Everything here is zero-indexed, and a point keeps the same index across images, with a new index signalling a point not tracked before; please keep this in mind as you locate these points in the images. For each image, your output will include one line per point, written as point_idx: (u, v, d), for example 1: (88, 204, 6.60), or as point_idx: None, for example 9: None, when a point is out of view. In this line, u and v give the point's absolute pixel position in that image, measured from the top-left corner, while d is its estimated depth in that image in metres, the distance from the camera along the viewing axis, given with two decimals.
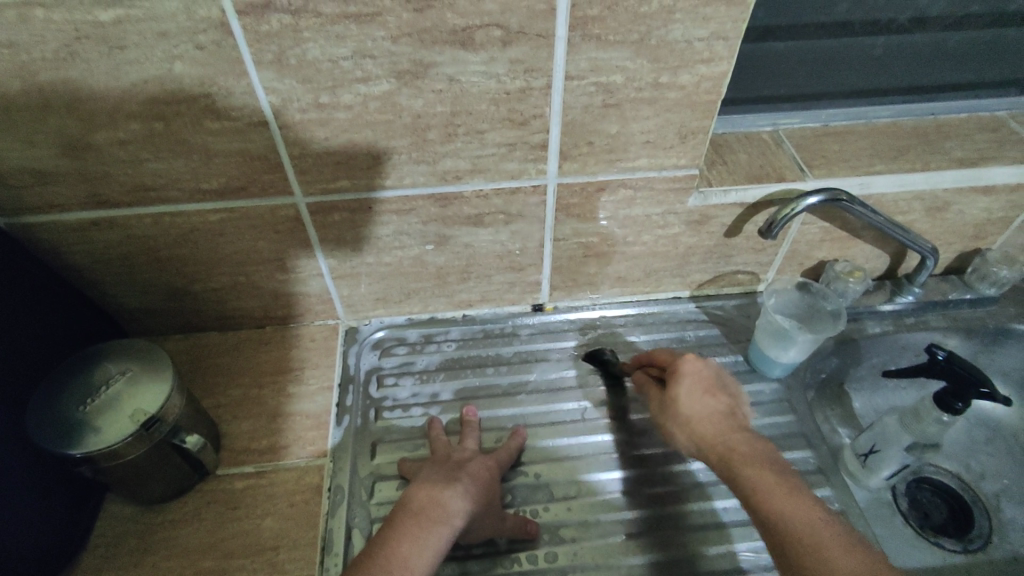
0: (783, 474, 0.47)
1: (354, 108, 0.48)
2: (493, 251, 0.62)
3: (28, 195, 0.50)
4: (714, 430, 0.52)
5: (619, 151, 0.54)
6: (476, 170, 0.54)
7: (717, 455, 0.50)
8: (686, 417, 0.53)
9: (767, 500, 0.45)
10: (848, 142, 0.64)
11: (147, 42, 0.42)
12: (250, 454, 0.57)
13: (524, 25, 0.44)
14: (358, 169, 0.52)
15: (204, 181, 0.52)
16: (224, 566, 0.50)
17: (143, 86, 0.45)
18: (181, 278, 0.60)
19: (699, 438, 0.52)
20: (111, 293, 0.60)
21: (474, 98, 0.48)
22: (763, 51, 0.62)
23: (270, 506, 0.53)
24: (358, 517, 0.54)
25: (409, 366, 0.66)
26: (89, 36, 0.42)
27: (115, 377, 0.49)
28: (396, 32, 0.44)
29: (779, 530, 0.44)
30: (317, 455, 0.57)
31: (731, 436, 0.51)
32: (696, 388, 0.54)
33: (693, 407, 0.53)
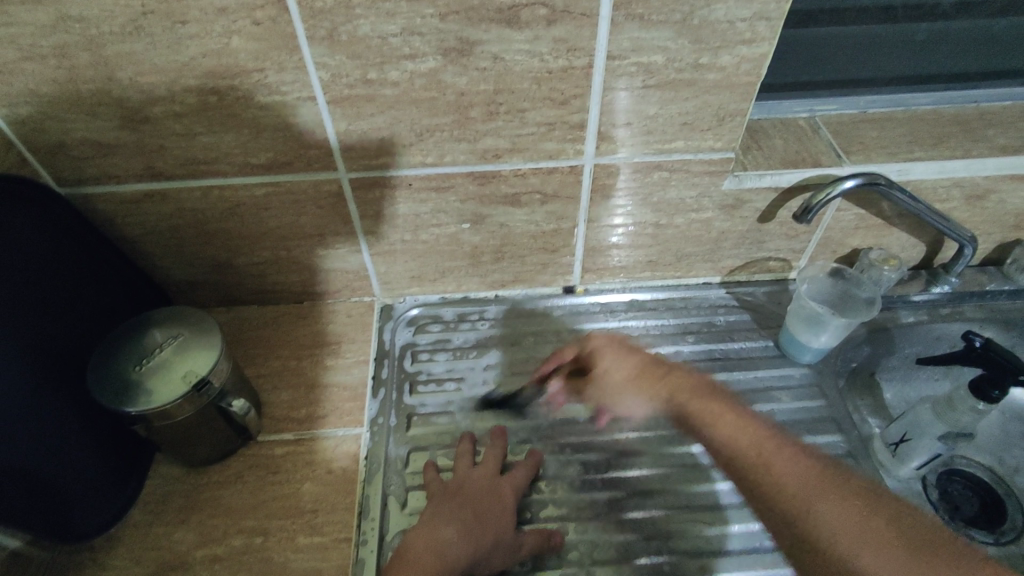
0: (721, 399, 0.51)
1: (400, 84, 0.49)
2: (528, 231, 0.63)
3: (88, 166, 0.53)
4: (651, 385, 0.54)
5: (658, 132, 0.54)
6: (515, 149, 0.55)
7: (661, 401, 0.54)
8: (622, 385, 0.55)
9: (714, 430, 0.49)
10: (886, 129, 0.64)
11: (208, 17, 0.44)
12: (289, 422, 0.59)
13: (569, 4, 0.45)
14: (400, 145, 0.54)
15: (253, 155, 0.54)
16: (264, 527, 0.52)
17: (202, 61, 0.47)
18: (226, 252, 0.62)
19: (643, 394, 0.55)
20: (160, 264, 0.62)
21: (517, 77, 0.49)
22: (798, 37, 0.63)
23: (309, 472, 0.55)
24: (393, 485, 0.56)
25: (444, 343, 0.67)
26: (154, 11, 0.44)
27: (167, 341, 0.51)
28: (444, 10, 0.45)
29: (729, 455, 0.48)
30: (353, 425, 0.59)
31: (666, 385, 0.54)
32: (611, 357, 0.56)
33: (624, 372, 0.55)
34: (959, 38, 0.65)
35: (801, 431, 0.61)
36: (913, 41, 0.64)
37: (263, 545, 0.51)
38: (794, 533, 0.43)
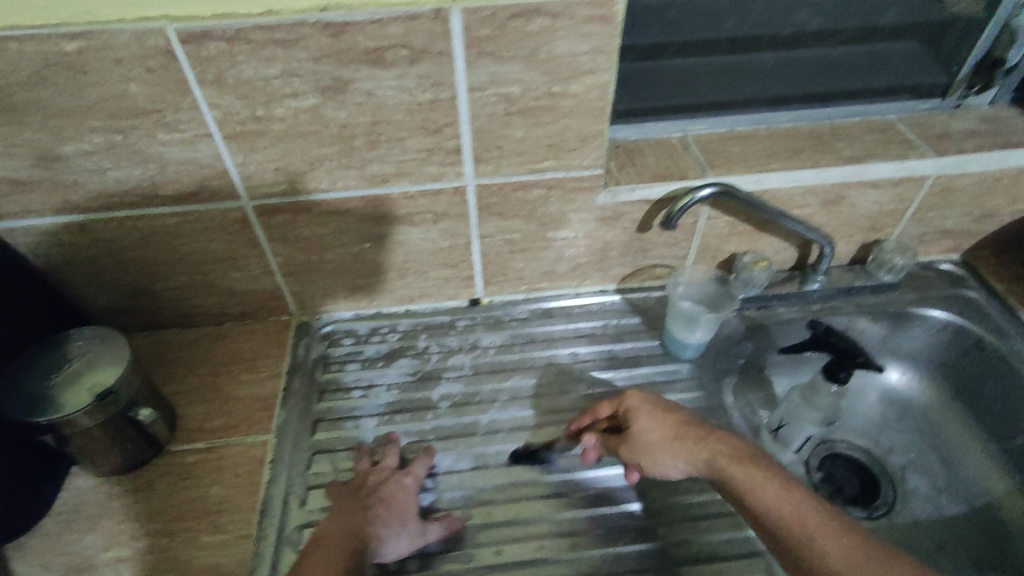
0: (764, 466, 0.54)
1: (287, 119, 0.55)
2: (427, 248, 0.69)
3: (6, 203, 0.58)
4: (688, 449, 0.56)
5: (527, 153, 0.61)
6: (401, 173, 0.61)
7: (701, 463, 0.55)
8: (657, 445, 0.57)
9: (755, 498, 0.51)
10: (748, 145, 0.71)
11: (105, 67, 0.50)
12: (202, 432, 0.64)
13: (426, 45, 0.52)
14: (295, 174, 0.60)
15: (161, 188, 0.59)
16: (171, 529, 0.56)
17: (103, 104, 0.52)
18: (145, 278, 0.67)
19: (678, 454, 0.56)
20: (83, 293, 0.67)
21: (391, 109, 0.56)
22: (658, 68, 0.71)
23: (217, 476, 0.60)
24: (295, 485, 0.60)
25: (356, 354, 0.72)
26: (55, 63, 0.49)
27: (80, 357, 0.55)
28: (317, 54, 0.51)
29: (776, 527, 0.50)
30: (261, 432, 0.64)
31: (704, 448, 0.56)
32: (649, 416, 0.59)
33: (660, 432, 0.58)
34: (807, 65, 0.73)
35: None
36: (765, 68, 0.72)
37: (173, 545, 0.55)
38: None
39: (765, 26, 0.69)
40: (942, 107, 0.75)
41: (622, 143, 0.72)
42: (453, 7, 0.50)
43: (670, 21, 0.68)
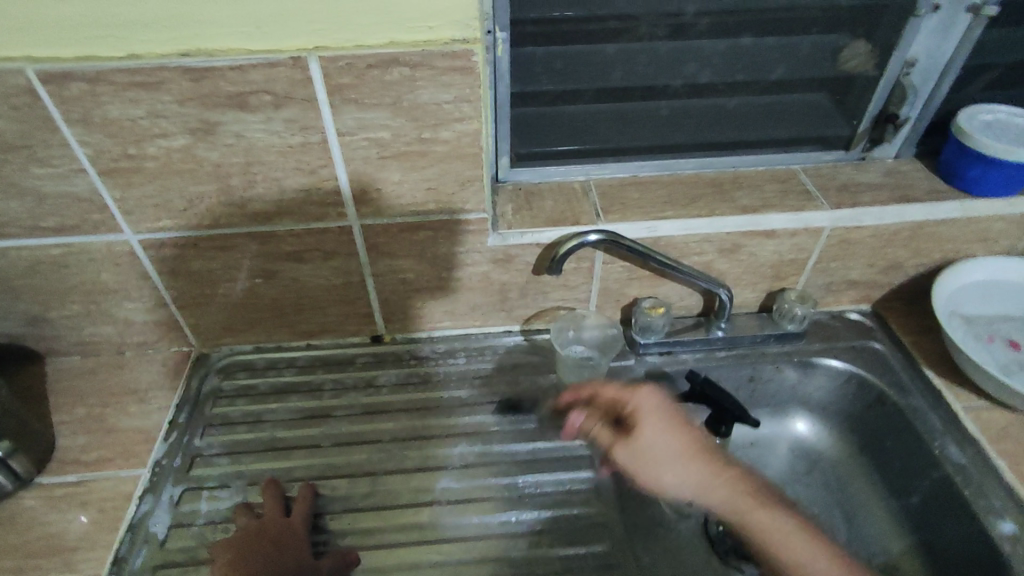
0: (772, 506, 0.64)
1: (159, 157, 0.56)
2: (320, 285, 0.69)
3: None
4: (710, 478, 0.65)
5: (408, 196, 0.62)
6: (282, 212, 0.62)
7: (723, 498, 0.65)
8: (655, 458, 0.65)
9: (755, 522, 0.62)
10: (648, 191, 0.72)
11: None
12: (76, 464, 0.64)
13: (289, 91, 0.53)
14: (176, 210, 0.60)
15: (41, 220, 0.60)
16: (22, 566, 0.57)
17: None
18: (37, 306, 0.67)
19: (681, 470, 0.65)
20: None
21: (262, 151, 0.56)
22: (555, 115, 0.73)
23: (80, 511, 0.61)
24: (158, 523, 0.60)
25: (249, 388, 0.72)
26: None
27: None
28: (180, 96, 0.52)
29: (769, 550, 0.61)
30: (135, 467, 0.64)
31: (722, 484, 0.65)
32: (665, 431, 0.65)
33: (657, 440, 0.65)
34: (701, 115, 0.74)
35: (557, 466, 0.66)
36: (659, 116, 0.74)
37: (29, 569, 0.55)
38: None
39: (655, 78, 0.71)
40: (848, 157, 0.77)
41: (524, 185, 0.73)
42: (310, 55, 0.51)
43: (559, 70, 0.69)
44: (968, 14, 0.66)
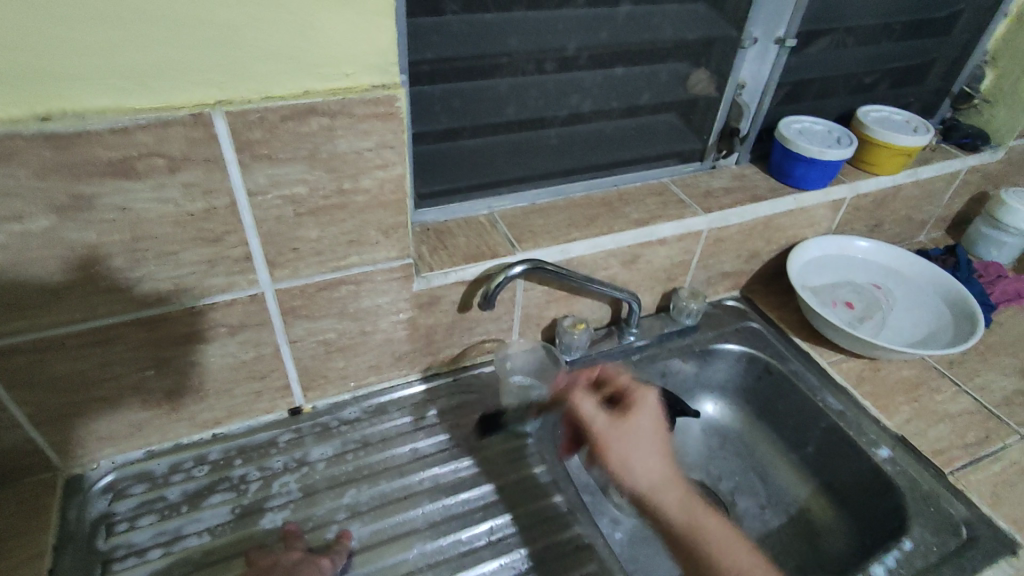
0: (715, 517, 0.84)
1: (14, 246, 0.67)
2: (228, 360, 0.89)
3: None
4: (672, 491, 0.85)
5: (325, 253, 0.84)
6: (178, 289, 0.79)
7: (654, 487, 0.85)
8: (643, 467, 0.87)
9: (680, 533, 0.81)
10: (552, 216, 1.06)
11: None
12: None
13: (184, 154, 0.69)
14: (29, 304, 0.72)
15: None
16: None
17: None
18: None
19: (660, 472, 0.87)
20: None
21: (146, 222, 0.72)
22: (456, 148, 1.00)
23: None
24: None
25: (153, 500, 0.90)
26: None
27: None
28: (38, 169, 0.64)
29: (689, 540, 0.81)
30: None
31: (683, 494, 0.85)
32: (654, 449, 0.89)
33: (636, 454, 0.88)
34: (585, 137, 1.10)
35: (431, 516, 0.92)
36: (552, 144, 1.07)
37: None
38: (707, 570, 0.78)
39: (545, 113, 1.02)
40: (701, 166, 1.23)
41: (430, 224, 1.01)
42: (215, 112, 0.67)
43: (453, 112, 0.96)
44: (776, 45, 1.10)
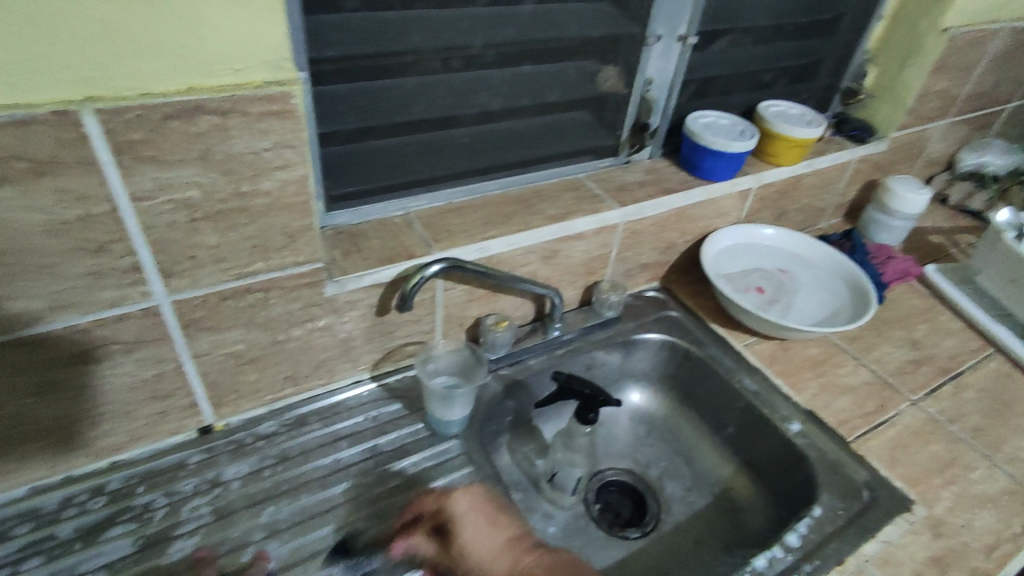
0: (830, 385, 0.83)
1: (123, 381, 0.56)
2: (331, 431, 0.69)
3: None
4: (716, 313, 0.93)
5: (450, 224, 0.74)
6: (292, 383, 0.68)
7: (717, 318, 0.92)
8: (704, 304, 0.94)
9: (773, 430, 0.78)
10: (668, 164, 0.94)
11: None
12: None
13: (282, 182, 0.52)
14: (45, 429, 0.55)
15: None
16: None
17: None
18: None
19: (704, 300, 0.95)
20: None
21: (251, 308, 0.58)
22: (569, 121, 0.85)
23: None
24: None
25: (88, 522, 0.56)
26: None
27: None
28: (112, 238, 0.47)
29: (781, 443, 0.78)
30: None
31: (730, 322, 0.92)
32: (745, 288, 0.92)
33: (693, 298, 0.95)
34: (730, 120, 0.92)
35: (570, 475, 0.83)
36: None
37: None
38: (765, 467, 0.80)
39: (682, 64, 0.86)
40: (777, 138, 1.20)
41: None
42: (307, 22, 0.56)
43: (572, 85, 0.81)
44: None
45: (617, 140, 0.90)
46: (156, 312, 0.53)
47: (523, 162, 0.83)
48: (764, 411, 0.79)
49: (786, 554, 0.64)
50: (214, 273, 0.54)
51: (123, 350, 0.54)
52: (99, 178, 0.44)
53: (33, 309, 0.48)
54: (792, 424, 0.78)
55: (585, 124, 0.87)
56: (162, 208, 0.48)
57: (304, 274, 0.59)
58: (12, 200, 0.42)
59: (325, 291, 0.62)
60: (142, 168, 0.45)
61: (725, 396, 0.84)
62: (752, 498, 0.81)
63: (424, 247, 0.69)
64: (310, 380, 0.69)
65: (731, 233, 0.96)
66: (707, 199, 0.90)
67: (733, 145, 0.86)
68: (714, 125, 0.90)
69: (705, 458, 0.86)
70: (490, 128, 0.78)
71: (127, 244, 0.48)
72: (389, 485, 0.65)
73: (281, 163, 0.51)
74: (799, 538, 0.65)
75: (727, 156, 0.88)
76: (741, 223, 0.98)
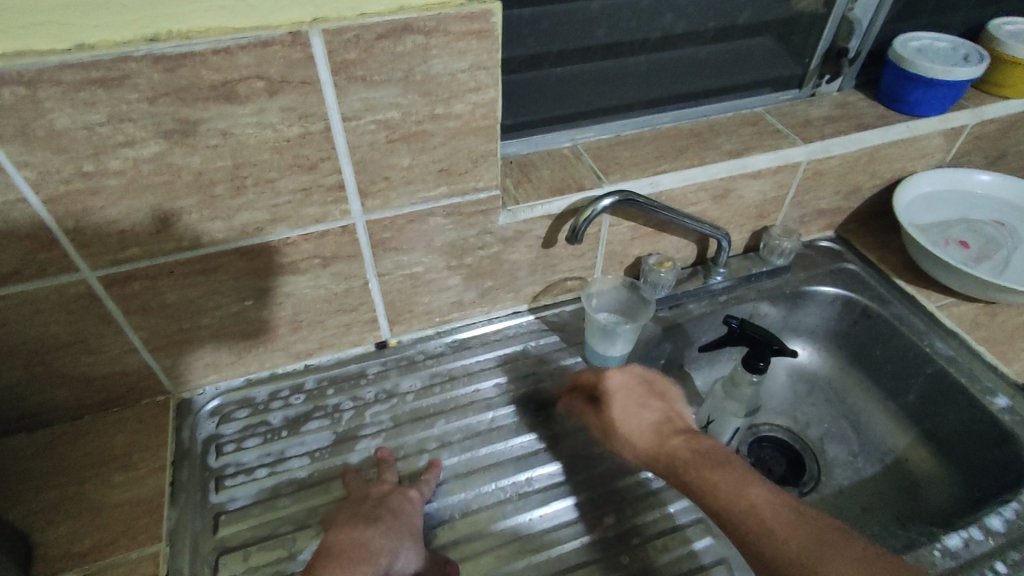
0: None
1: (320, 293, 0.61)
2: (493, 357, 0.71)
3: None
4: (903, 269, 0.83)
5: (619, 157, 0.71)
6: (459, 309, 0.71)
7: (904, 274, 0.82)
8: (889, 258, 0.84)
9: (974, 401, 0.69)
10: (862, 97, 0.83)
11: (82, 212, 0.46)
12: (75, 559, 0.52)
13: (472, 107, 0.52)
14: (257, 331, 0.62)
15: (117, 340, 0.56)
16: None
17: (77, 233, 0.47)
18: (81, 384, 0.58)
19: (888, 254, 0.85)
20: (32, 391, 0.57)
21: (432, 232, 0.61)
22: (756, 47, 0.77)
23: None
24: None
25: (289, 414, 0.64)
26: (42, 245, 0.47)
27: None
28: (323, 157, 0.50)
29: (982, 417, 0.68)
30: (149, 544, 0.53)
31: (920, 280, 0.81)
32: (945, 240, 0.80)
33: (876, 251, 0.86)
34: (947, 44, 0.79)
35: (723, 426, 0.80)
36: None
37: (31, 529, 0.53)
38: (956, 442, 0.71)
39: None
40: None
41: None
42: None
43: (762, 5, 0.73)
44: None
45: (805, 70, 0.81)
46: (352, 231, 0.57)
47: (699, 94, 0.79)
48: (961, 380, 0.70)
49: (986, 538, 0.56)
50: (403, 195, 0.56)
51: (322, 264, 0.58)
52: (317, 98, 0.47)
53: (256, 220, 0.52)
54: (999, 398, 0.68)
55: (770, 52, 0.78)
56: (366, 128, 0.50)
57: (481, 202, 0.60)
58: (248, 116, 0.46)
59: (499, 220, 0.63)
60: (353, 88, 0.47)
61: (911, 359, 0.75)
62: (935, 472, 0.73)
63: (594, 180, 0.67)
64: (475, 308, 0.71)
65: (931, 177, 0.83)
66: (908, 136, 0.79)
67: (954, 73, 0.74)
68: (927, 49, 0.78)
69: (875, 425, 0.79)
70: (670, 55, 0.74)
71: (335, 163, 0.51)
72: (549, 413, 0.66)
73: (474, 86, 0.51)
74: (1003, 523, 0.57)
75: (943, 87, 0.75)
76: (944, 167, 0.85)
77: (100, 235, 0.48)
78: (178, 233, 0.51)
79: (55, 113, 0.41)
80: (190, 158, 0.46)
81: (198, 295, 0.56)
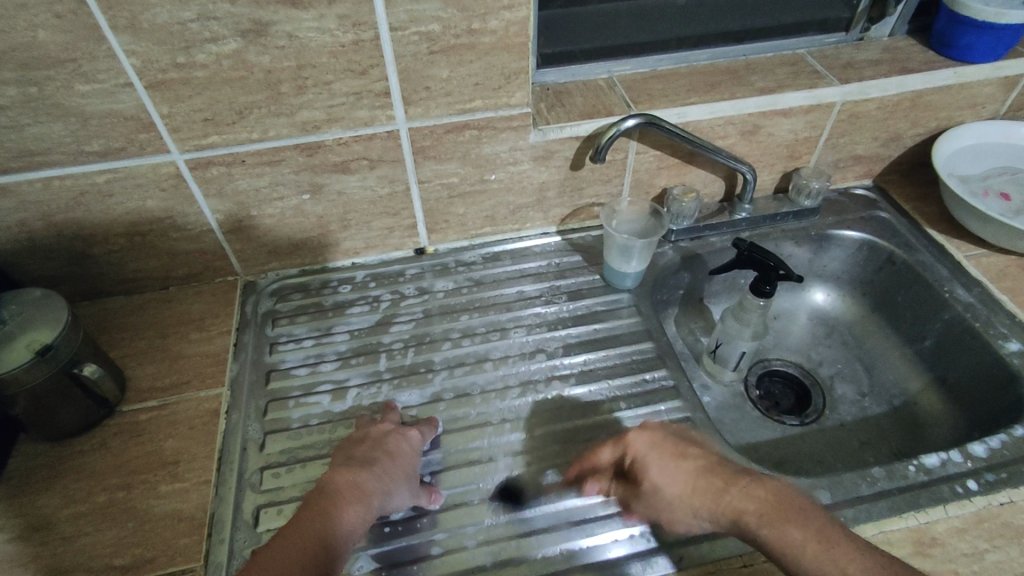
0: None
1: (365, 195, 0.69)
2: (518, 270, 0.78)
3: (80, 206, 0.61)
4: (938, 220, 0.83)
5: (650, 89, 0.75)
6: (491, 223, 0.77)
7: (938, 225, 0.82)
8: (923, 208, 0.84)
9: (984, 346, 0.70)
10: (913, 43, 0.82)
11: (173, 100, 0.56)
12: (156, 391, 0.64)
13: (506, 25, 0.58)
14: (312, 226, 0.71)
15: (196, 221, 0.66)
16: (128, 481, 0.57)
17: (169, 120, 0.57)
18: (169, 257, 0.69)
19: (925, 205, 0.85)
20: (130, 260, 0.68)
21: (467, 144, 0.67)
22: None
23: (172, 430, 0.60)
24: (251, 431, 0.61)
25: (339, 301, 0.73)
26: (142, 127, 0.57)
27: (13, 317, 0.54)
28: (372, 64, 0.58)
29: (992, 359, 0.69)
30: (215, 386, 0.64)
31: (953, 230, 0.81)
32: (985, 188, 0.78)
33: (913, 202, 0.85)
34: None
35: None
36: None
37: (125, 366, 0.65)
38: (966, 385, 0.72)
39: None
40: None
41: None
42: None
43: None
44: None
45: (853, 13, 0.81)
46: (396, 136, 0.64)
47: (741, 33, 0.80)
48: (975, 325, 0.71)
49: (965, 461, 0.58)
50: (442, 106, 0.63)
51: (369, 166, 0.66)
52: (369, 9, 0.54)
53: (314, 119, 0.60)
54: (1011, 343, 0.68)
55: None
56: (410, 39, 0.57)
57: (513, 118, 0.66)
58: (310, 21, 0.54)
59: (529, 137, 0.68)
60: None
61: (930, 305, 0.76)
62: (942, 415, 0.74)
63: (623, 108, 0.72)
64: (505, 224, 0.78)
65: (978, 128, 0.82)
66: (954, 82, 0.78)
67: (1009, 15, 0.72)
68: None
69: (890, 369, 0.81)
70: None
71: (382, 70, 0.58)
72: (566, 319, 0.72)
73: (506, 3, 0.56)
74: (985, 450, 0.59)
75: (997, 31, 0.74)
76: (996, 118, 0.83)
77: (188, 121, 0.58)
78: (250, 125, 0.59)
79: (157, 9, 0.50)
80: (262, 57, 0.55)
81: (264, 186, 0.65)
